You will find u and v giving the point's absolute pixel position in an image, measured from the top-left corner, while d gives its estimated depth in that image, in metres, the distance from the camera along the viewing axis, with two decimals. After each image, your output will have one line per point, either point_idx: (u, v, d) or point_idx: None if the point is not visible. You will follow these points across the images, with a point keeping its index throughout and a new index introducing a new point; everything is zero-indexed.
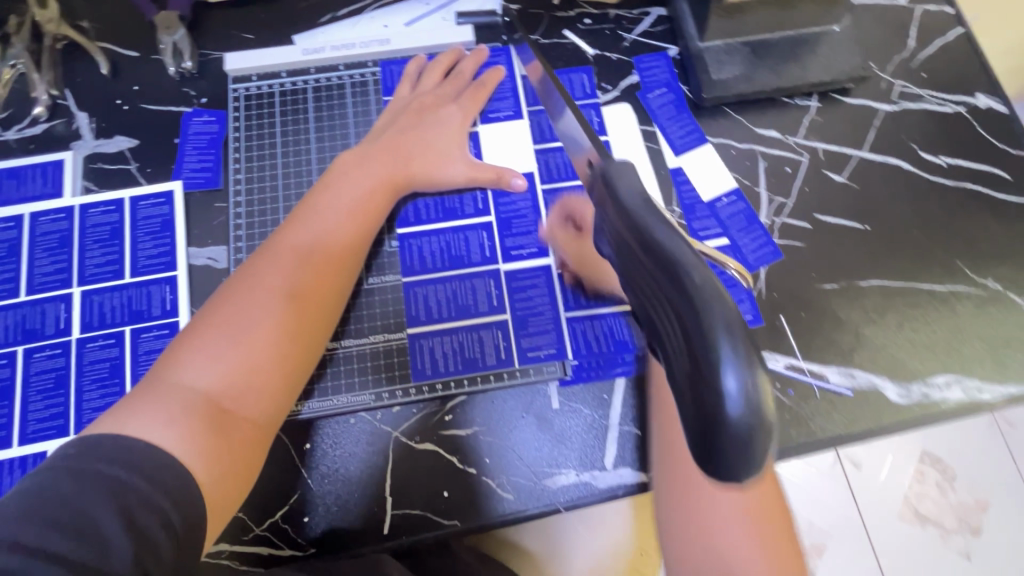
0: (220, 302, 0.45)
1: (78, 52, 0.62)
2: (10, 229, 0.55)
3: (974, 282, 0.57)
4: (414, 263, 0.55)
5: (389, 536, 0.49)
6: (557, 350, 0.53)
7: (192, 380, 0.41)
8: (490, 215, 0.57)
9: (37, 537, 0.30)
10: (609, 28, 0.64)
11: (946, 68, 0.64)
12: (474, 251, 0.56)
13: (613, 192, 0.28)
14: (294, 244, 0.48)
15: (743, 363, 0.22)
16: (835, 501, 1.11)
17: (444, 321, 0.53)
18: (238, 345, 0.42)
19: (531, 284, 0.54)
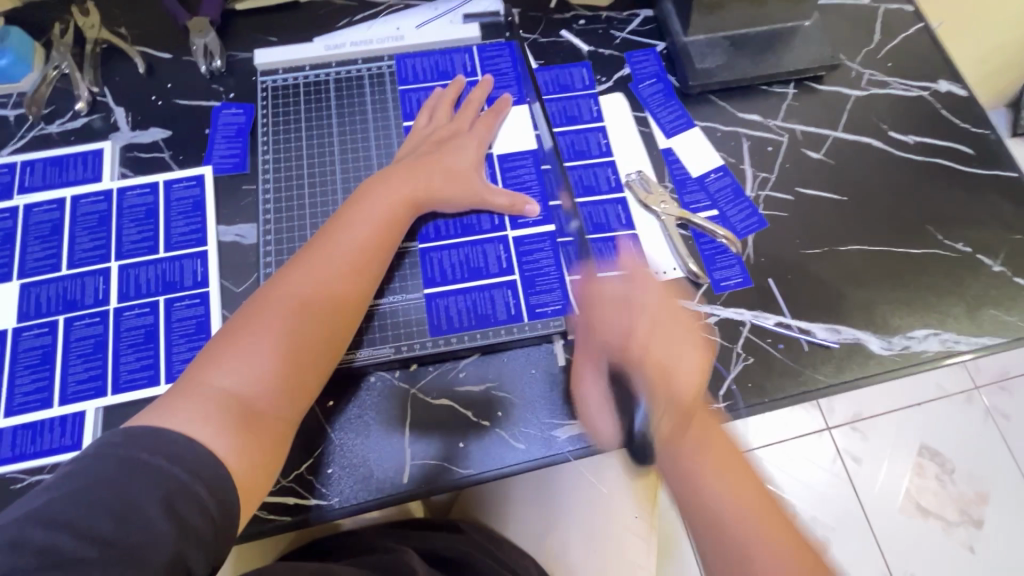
0: (253, 313, 0.48)
1: (117, 54, 0.68)
2: (53, 210, 0.60)
3: (945, 244, 0.62)
4: (429, 232, 0.60)
5: (408, 486, 0.52)
6: (563, 306, 0.57)
7: (226, 387, 0.45)
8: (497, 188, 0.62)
9: (89, 519, 0.34)
10: (602, 28, 0.71)
11: (909, 58, 0.71)
12: (484, 221, 0.60)
13: None
14: (322, 263, 0.51)
15: None
16: (837, 495, 1.13)
17: (458, 282, 0.58)
18: (267, 356, 0.46)
19: (537, 249, 0.59)
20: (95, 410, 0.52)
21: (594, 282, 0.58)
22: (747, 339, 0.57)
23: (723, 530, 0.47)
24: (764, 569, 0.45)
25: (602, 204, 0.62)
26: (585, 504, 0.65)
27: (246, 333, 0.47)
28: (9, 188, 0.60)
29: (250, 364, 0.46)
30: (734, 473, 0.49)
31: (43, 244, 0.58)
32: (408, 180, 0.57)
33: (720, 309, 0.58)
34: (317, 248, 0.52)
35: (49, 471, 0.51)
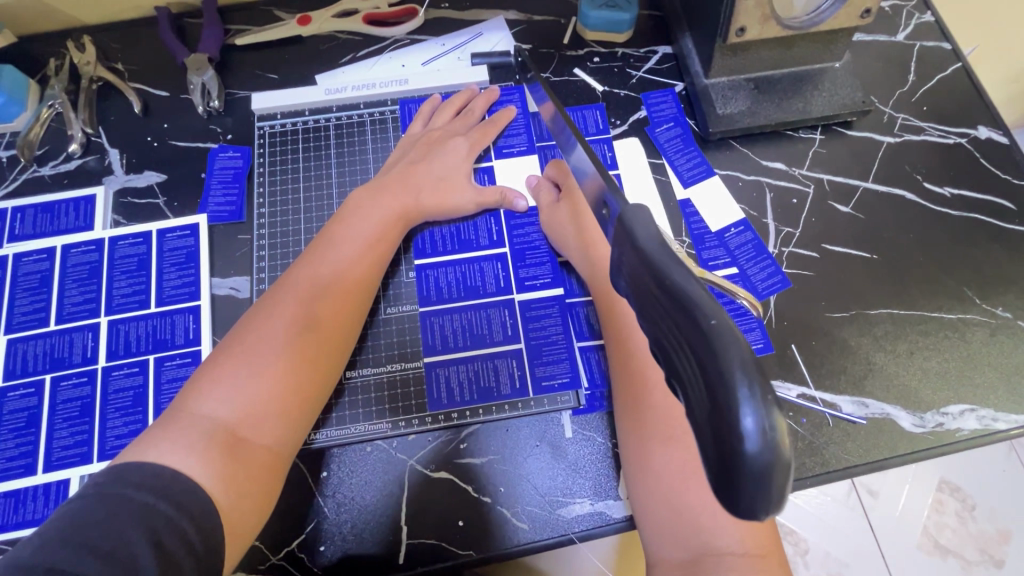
0: (240, 332, 0.47)
1: (113, 92, 0.65)
2: (43, 260, 0.57)
3: (983, 309, 0.57)
4: (431, 293, 0.57)
5: (404, 567, 0.49)
6: (571, 379, 0.54)
7: (212, 411, 0.42)
8: (504, 247, 0.59)
9: (72, 562, 0.31)
10: (618, 66, 0.67)
11: (946, 102, 0.66)
12: (489, 281, 0.57)
13: (632, 237, 0.27)
14: (312, 275, 0.50)
15: (760, 403, 0.20)
16: (852, 530, 1.08)
17: (460, 350, 0.55)
18: (256, 371, 0.44)
19: (545, 314, 0.56)
20: (80, 478, 0.50)
21: (599, 350, 0.55)
22: None
23: (657, 423, 0.46)
24: (714, 527, 0.41)
25: None
26: None
27: (232, 351, 0.45)
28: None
29: (238, 382, 0.43)
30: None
31: (32, 297, 0.56)
32: (399, 189, 0.57)
33: None
34: (307, 260, 0.51)
35: None
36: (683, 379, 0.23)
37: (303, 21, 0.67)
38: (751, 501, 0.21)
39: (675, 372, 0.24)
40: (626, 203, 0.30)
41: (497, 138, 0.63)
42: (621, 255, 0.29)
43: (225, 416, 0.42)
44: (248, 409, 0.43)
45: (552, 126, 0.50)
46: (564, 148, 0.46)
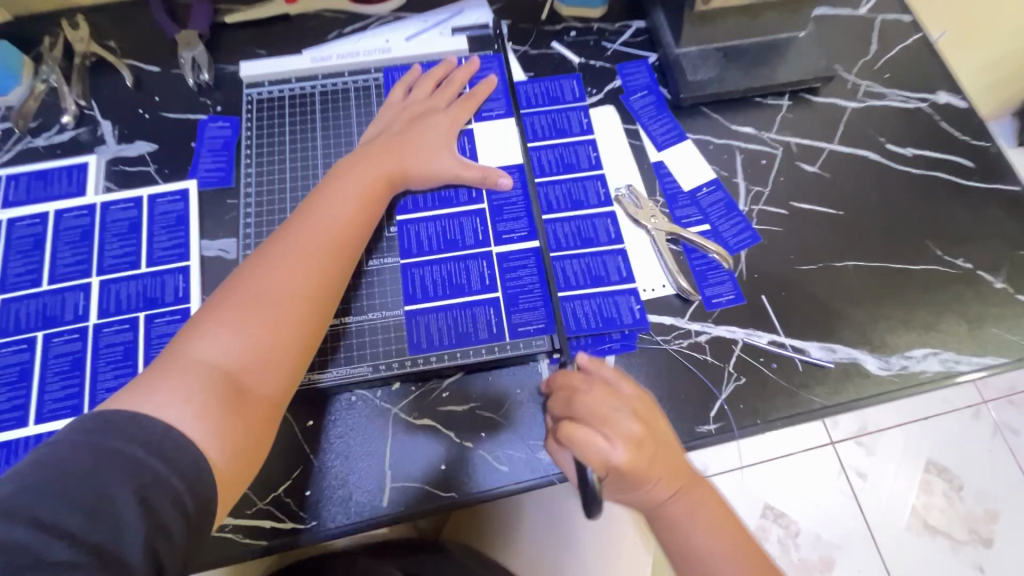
0: (234, 285, 0.47)
1: (106, 68, 0.67)
2: (36, 224, 0.59)
3: (944, 261, 0.60)
4: (413, 247, 0.59)
5: (388, 509, 0.50)
6: (545, 325, 0.55)
7: (204, 365, 0.43)
8: (482, 203, 0.61)
9: (56, 516, 0.33)
10: (594, 40, 0.70)
11: (907, 70, 0.69)
12: (468, 235, 0.59)
13: None
14: (307, 234, 0.51)
15: None
16: (846, 511, 1.20)
17: (439, 299, 0.57)
18: (249, 328, 0.45)
19: (521, 265, 0.58)
20: None
21: (576, 300, 0.57)
22: (739, 359, 0.55)
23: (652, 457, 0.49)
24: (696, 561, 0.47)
25: (589, 217, 0.60)
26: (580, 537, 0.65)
27: (229, 304, 0.46)
28: None
29: (235, 332, 0.44)
30: (725, 529, 0.47)
31: (24, 259, 0.57)
32: (388, 155, 0.58)
33: (712, 326, 0.57)
34: (301, 221, 0.52)
35: None
36: None
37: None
38: None
39: None
40: None
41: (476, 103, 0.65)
42: None
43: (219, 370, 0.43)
44: (246, 359, 0.44)
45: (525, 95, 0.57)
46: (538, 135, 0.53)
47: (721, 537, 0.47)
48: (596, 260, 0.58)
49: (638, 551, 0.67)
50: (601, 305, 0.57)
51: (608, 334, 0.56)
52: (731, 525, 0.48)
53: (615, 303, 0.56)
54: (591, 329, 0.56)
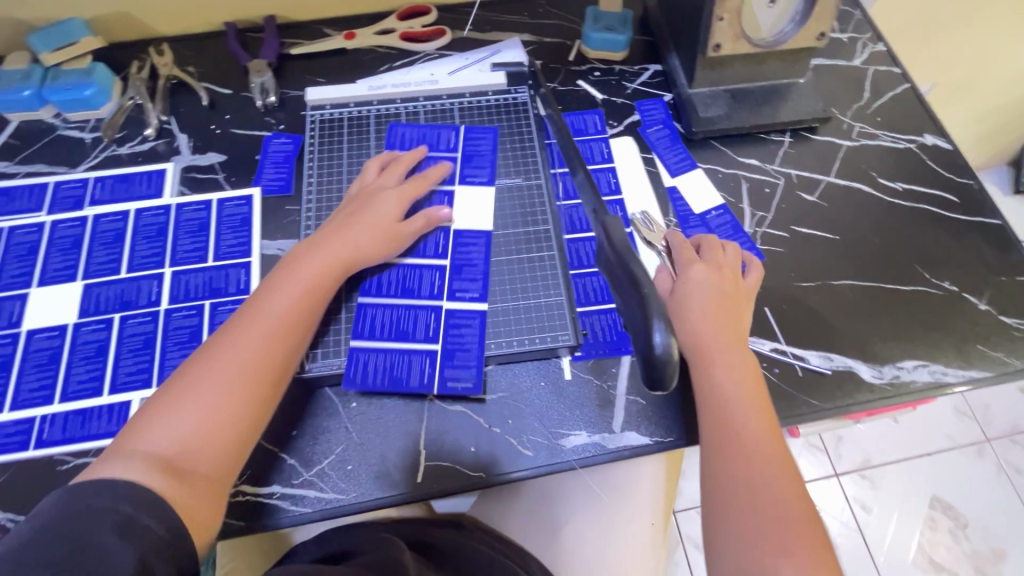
0: (180, 373, 0.49)
1: (185, 89, 0.76)
2: (118, 221, 0.67)
3: (932, 283, 0.66)
4: (374, 289, 0.61)
5: (421, 485, 0.55)
6: (474, 384, 0.58)
7: (153, 441, 0.44)
8: (445, 259, 0.63)
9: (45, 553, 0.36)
10: (615, 79, 0.78)
11: (897, 115, 0.77)
12: (424, 287, 0.62)
13: (610, 238, 0.46)
14: (251, 322, 0.52)
15: (665, 328, 0.40)
16: (852, 547, 1.21)
17: (382, 342, 0.59)
18: (197, 405, 0.47)
19: (465, 323, 0.60)
20: (140, 400, 0.57)
21: (595, 316, 0.62)
22: None
23: (727, 411, 0.52)
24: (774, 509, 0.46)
25: None
26: (579, 537, 0.69)
27: (171, 399, 0.47)
28: (81, 200, 0.68)
29: (175, 426, 0.45)
30: (760, 409, 0.52)
31: (107, 250, 0.65)
32: (335, 237, 0.58)
33: None
34: (246, 313, 0.53)
35: (93, 454, 0.55)
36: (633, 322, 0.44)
37: (348, 37, 0.79)
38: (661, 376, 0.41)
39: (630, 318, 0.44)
40: (606, 212, 0.48)
41: (462, 167, 0.69)
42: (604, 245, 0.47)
43: (166, 446, 0.44)
44: (186, 452, 0.45)
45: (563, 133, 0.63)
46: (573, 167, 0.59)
47: (754, 410, 0.51)
48: None
49: (656, 533, 0.70)
50: (614, 321, 0.62)
51: (622, 344, 0.61)
52: (765, 409, 0.52)
53: None
54: (605, 341, 0.61)
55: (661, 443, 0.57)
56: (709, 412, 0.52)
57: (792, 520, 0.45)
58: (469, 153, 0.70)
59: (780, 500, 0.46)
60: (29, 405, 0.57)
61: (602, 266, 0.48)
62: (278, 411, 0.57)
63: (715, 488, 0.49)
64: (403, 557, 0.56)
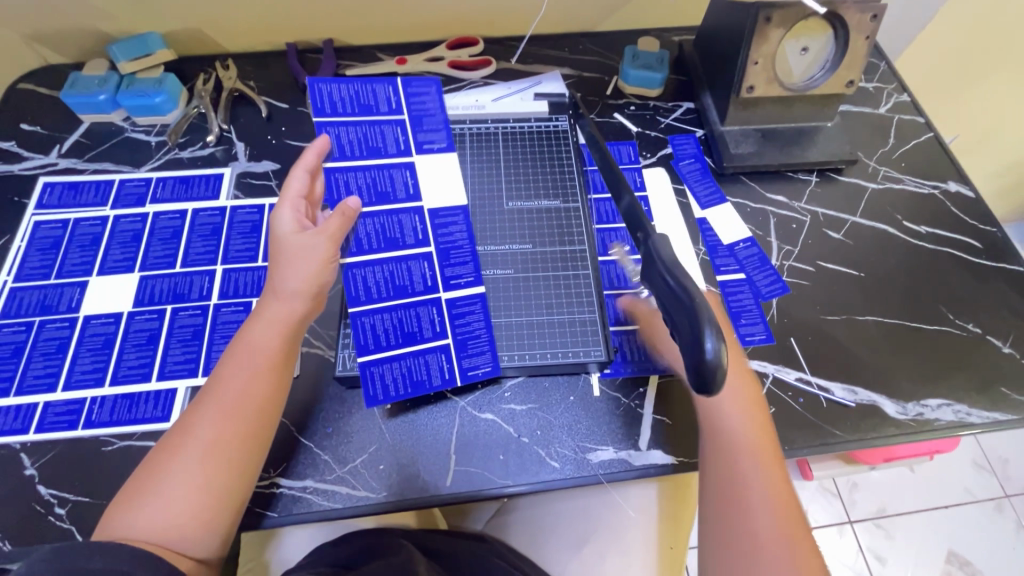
0: (166, 440, 0.50)
1: (245, 101, 0.81)
2: (176, 218, 0.71)
3: (956, 324, 0.67)
4: (360, 293, 0.61)
5: (449, 489, 0.57)
6: (493, 369, 0.61)
7: (152, 511, 0.46)
8: (429, 246, 0.65)
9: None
10: (650, 114, 0.82)
11: (921, 162, 0.80)
12: (417, 281, 0.63)
13: (654, 251, 0.47)
14: (220, 392, 0.51)
15: (715, 333, 0.40)
16: None
17: (391, 347, 0.60)
18: (189, 465, 0.48)
19: (469, 311, 0.63)
20: (185, 388, 0.60)
21: (625, 335, 0.64)
22: (770, 390, 0.62)
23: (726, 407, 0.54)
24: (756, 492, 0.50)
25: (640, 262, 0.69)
26: (600, 561, 0.69)
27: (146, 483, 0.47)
28: (143, 198, 0.72)
29: (158, 502, 0.46)
30: (760, 451, 0.52)
31: (164, 245, 0.68)
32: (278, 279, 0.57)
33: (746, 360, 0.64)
34: (210, 389, 0.52)
35: (138, 437, 0.58)
36: (677, 328, 0.44)
37: (400, 62, 0.84)
38: (710, 381, 0.40)
39: (674, 326, 0.44)
40: (651, 228, 0.49)
41: (416, 134, 0.68)
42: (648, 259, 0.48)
43: (162, 512, 0.46)
44: (171, 527, 0.45)
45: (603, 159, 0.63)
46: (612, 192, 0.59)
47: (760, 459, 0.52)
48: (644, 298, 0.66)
49: (674, 557, 0.70)
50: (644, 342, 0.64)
51: (651, 365, 0.62)
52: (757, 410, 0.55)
53: (657, 339, 0.64)
54: (634, 361, 0.63)
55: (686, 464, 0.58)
56: (709, 451, 0.54)
57: (773, 516, 0.49)
58: (418, 115, 0.68)
59: (762, 498, 0.50)
60: (81, 385, 0.59)
61: (642, 279, 0.49)
62: (315, 407, 0.60)
63: (710, 533, 0.51)
64: (426, 560, 0.57)
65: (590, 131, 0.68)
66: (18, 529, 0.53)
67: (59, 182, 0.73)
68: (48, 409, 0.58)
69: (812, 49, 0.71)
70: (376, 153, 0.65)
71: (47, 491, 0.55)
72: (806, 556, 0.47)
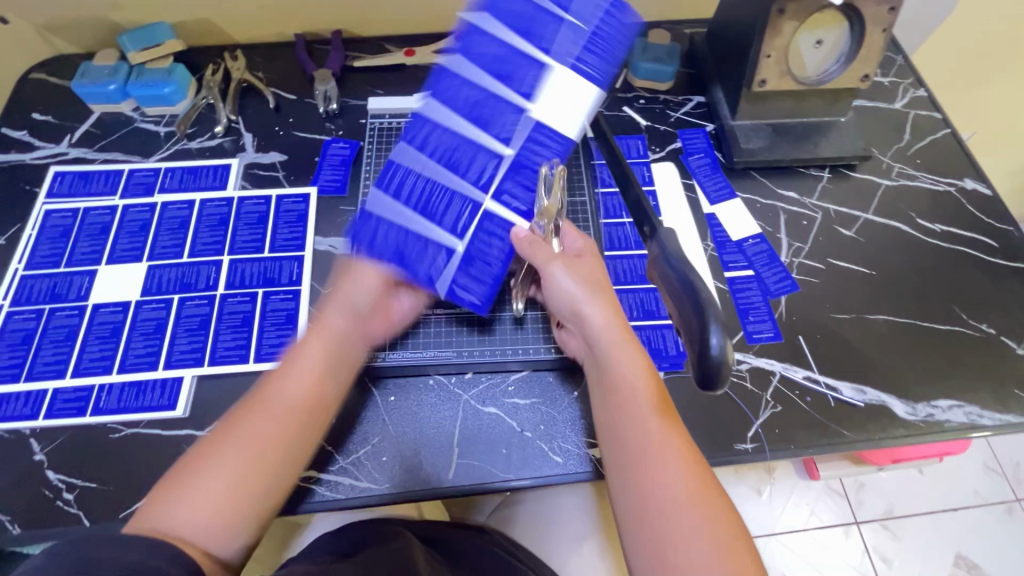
0: (211, 439, 0.47)
1: (253, 92, 0.81)
2: (184, 209, 0.71)
3: (970, 324, 0.66)
4: (415, 142, 0.59)
5: (452, 481, 0.57)
6: (478, 302, 0.59)
7: (184, 516, 0.43)
8: (482, 198, 0.58)
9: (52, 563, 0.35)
10: (659, 108, 0.81)
11: (937, 159, 0.78)
12: (448, 217, 0.58)
13: (661, 247, 0.47)
14: (273, 396, 0.50)
15: (723, 331, 0.40)
16: None
17: (407, 208, 0.58)
18: (232, 467, 0.46)
19: (493, 243, 0.58)
20: (191, 377, 0.60)
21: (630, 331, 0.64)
22: (777, 389, 0.61)
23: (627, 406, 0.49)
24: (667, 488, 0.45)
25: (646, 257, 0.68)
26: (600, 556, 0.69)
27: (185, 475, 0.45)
28: (151, 188, 0.72)
29: (195, 502, 0.44)
30: (670, 446, 0.47)
31: (171, 235, 0.69)
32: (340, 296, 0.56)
33: (753, 358, 0.63)
34: (262, 392, 0.50)
35: (144, 424, 0.58)
36: (682, 324, 0.44)
37: (408, 53, 0.84)
38: (713, 378, 0.40)
39: (679, 323, 0.44)
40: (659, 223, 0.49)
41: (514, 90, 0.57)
42: (654, 255, 0.48)
43: (194, 518, 0.43)
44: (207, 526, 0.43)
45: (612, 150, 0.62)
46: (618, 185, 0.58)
47: (660, 422, 0.49)
48: (649, 296, 0.66)
49: None
50: (649, 337, 0.63)
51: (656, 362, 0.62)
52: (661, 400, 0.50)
53: (662, 335, 0.63)
54: None
55: None
56: (621, 465, 0.48)
57: (691, 510, 0.44)
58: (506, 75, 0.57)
59: (674, 491, 0.45)
60: (90, 373, 0.60)
61: (649, 274, 0.49)
62: None
63: (629, 506, 0.46)
64: (427, 552, 0.57)
65: (598, 124, 0.68)
66: (27, 512, 0.54)
67: (70, 171, 0.74)
68: (57, 396, 0.59)
69: (826, 43, 0.69)
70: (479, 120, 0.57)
71: (56, 476, 0.56)
72: (715, 509, 0.44)
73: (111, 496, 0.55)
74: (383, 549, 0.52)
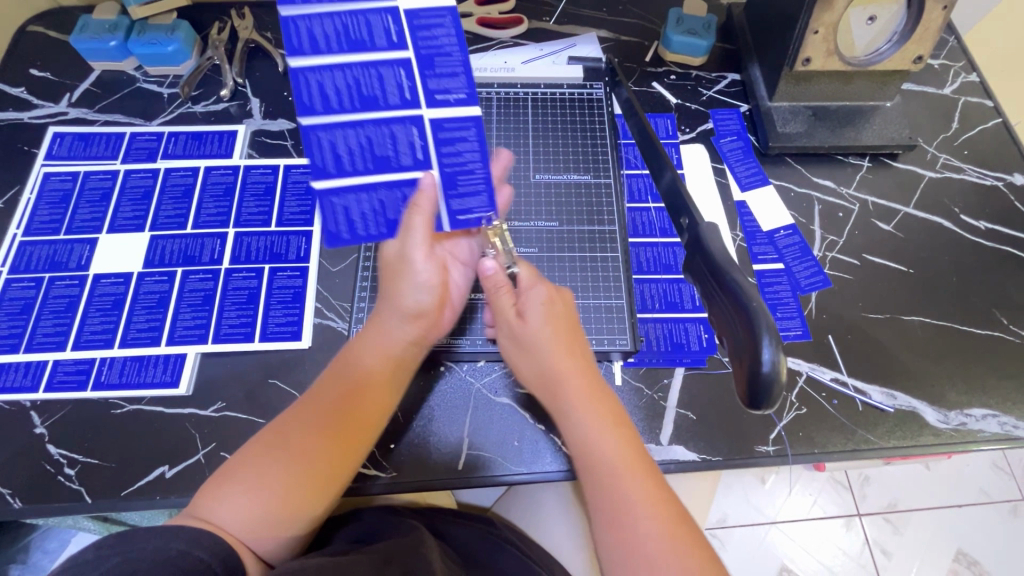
0: (275, 429, 0.48)
1: (261, 54, 0.77)
2: (188, 176, 0.68)
3: (1011, 330, 0.63)
4: (316, 102, 0.48)
5: (461, 472, 0.55)
6: (486, 214, 0.54)
7: (233, 507, 0.43)
8: (419, 108, 0.51)
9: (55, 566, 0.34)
10: (691, 85, 0.76)
11: (987, 150, 0.73)
12: (403, 152, 0.51)
13: (706, 251, 0.44)
14: (332, 396, 0.49)
15: (774, 346, 0.37)
16: None
17: (363, 174, 0.51)
18: (288, 461, 0.46)
19: (460, 137, 0.52)
20: (195, 354, 0.58)
21: (651, 323, 0.61)
22: (803, 390, 0.59)
23: (595, 462, 0.48)
24: (644, 538, 0.43)
25: (671, 246, 0.65)
26: None
27: (245, 459, 0.46)
28: (154, 153, 0.69)
29: (246, 494, 0.44)
30: (642, 496, 0.45)
31: (175, 204, 0.66)
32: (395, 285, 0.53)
33: None
34: (325, 386, 0.50)
35: (146, 401, 0.57)
36: (727, 336, 0.41)
37: None
38: (762, 396, 0.38)
39: (722, 333, 0.42)
40: (703, 221, 0.46)
41: (425, 77, 0.50)
42: (695, 259, 0.45)
43: (242, 511, 0.43)
44: (260, 524, 0.43)
45: (643, 129, 0.58)
46: (652, 168, 0.54)
47: (628, 469, 0.47)
48: (673, 287, 0.63)
49: None
50: (671, 331, 0.60)
51: (676, 357, 0.59)
52: (632, 447, 0.48)
53: (685, 330, 0.60)
54: (660, 351, 0.59)
55: (708, 461, 0.55)
56: (601, 523, 0.46)
57: (671, 560, 0.42)
58: (426, 51, 0.50)
59: (654, 544, 0.43)
60: (91, 346, 0.58)
61: (690, 275, 0.46)
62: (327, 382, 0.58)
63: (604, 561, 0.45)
64: (435, 542, 0.56)
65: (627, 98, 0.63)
66: (28, 485, 0.53)
67: (69, 132, 0.70)
68: (58, 368, 0.57)
69: (879, 20, 0.63)
70: (360, 48, 0.48)
71: (57, 450, 0.54)
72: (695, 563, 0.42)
73: (113, 474, 0.53)
74: (389, 540, 0.51)
